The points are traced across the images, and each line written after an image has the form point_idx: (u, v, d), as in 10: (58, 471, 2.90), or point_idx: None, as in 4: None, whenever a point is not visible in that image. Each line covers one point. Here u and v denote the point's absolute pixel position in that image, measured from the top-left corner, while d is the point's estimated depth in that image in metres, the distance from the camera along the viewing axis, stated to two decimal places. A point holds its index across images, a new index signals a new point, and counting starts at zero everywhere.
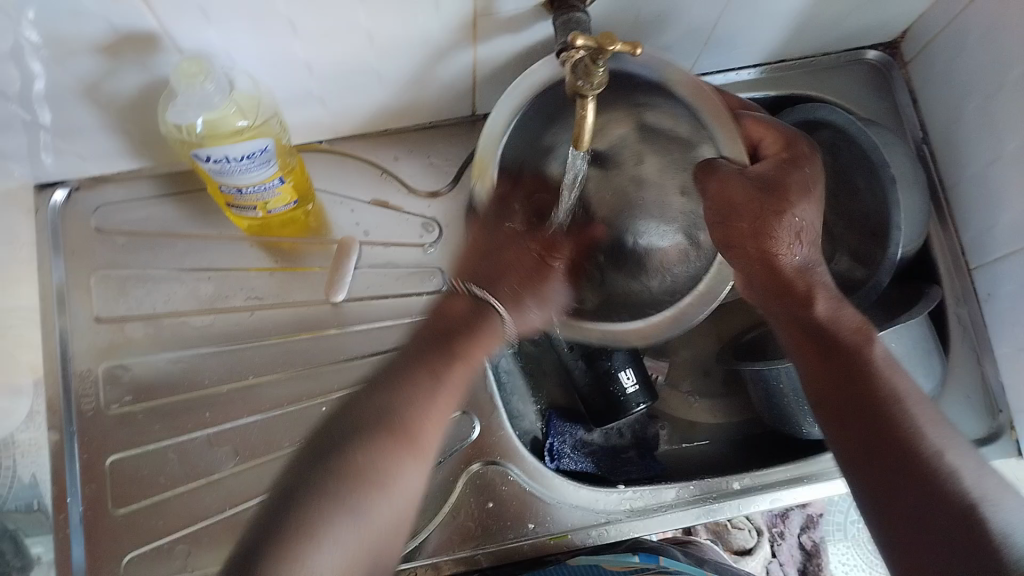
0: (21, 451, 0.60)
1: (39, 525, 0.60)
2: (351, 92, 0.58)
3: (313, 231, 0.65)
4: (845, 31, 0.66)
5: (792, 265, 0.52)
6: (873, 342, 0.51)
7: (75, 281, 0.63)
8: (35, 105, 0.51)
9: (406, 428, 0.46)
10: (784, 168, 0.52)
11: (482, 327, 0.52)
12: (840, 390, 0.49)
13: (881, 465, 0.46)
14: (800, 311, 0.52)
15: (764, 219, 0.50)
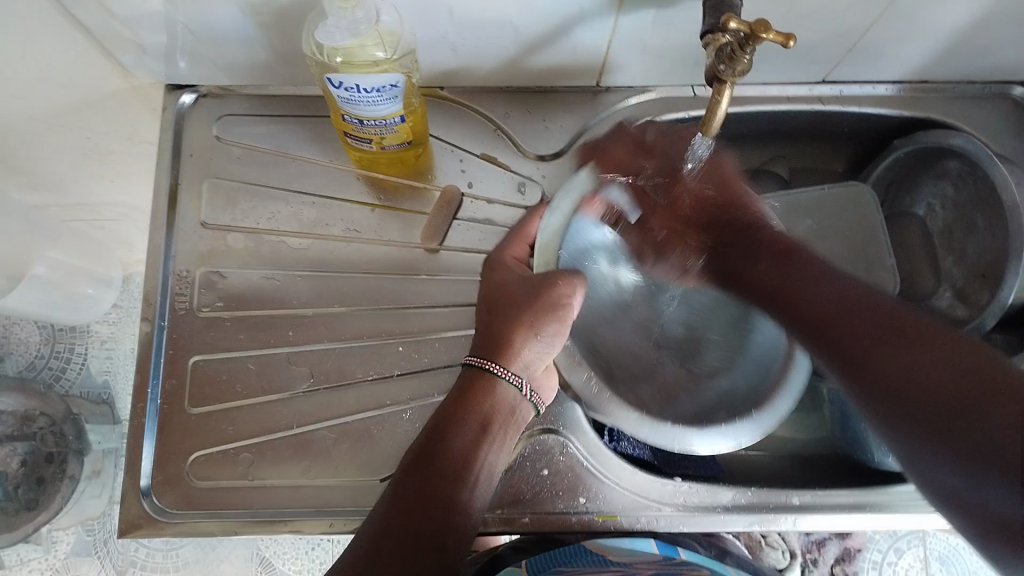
0: (93, 341, 0.67)
1: (104, 415, 0.67)
2: (484, 41, 0.58)
3: (418, 175, 0.66)
4: (998, 62, 0.63)
5: (691, 197, 0.61)
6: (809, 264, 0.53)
7: (188, 184, 0.66)
8: (185, 4, 0.53)
9: (425, 475, 0.47)
10: (667, 138, 0.60)
11: (480, 389, 0.51)
12: (924, 394, 0.41)
13: (905, 390, 0.42)
14: (798, 304, 0.51)
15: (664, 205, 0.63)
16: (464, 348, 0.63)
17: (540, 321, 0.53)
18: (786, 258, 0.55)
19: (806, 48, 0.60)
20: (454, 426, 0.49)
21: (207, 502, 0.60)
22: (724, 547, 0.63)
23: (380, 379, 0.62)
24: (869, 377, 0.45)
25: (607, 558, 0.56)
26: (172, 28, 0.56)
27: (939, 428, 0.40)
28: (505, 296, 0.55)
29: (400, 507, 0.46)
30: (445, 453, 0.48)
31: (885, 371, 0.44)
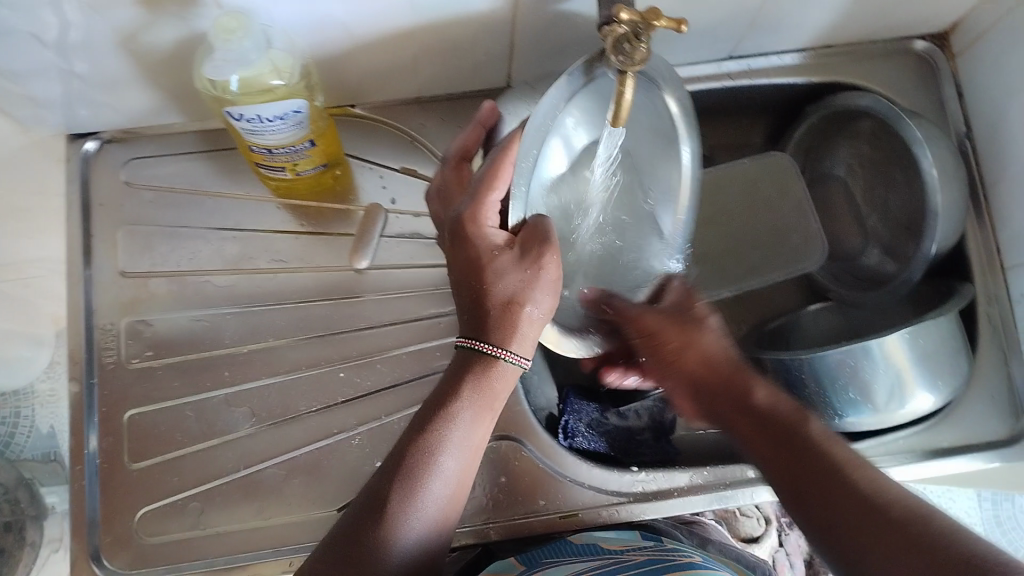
0: (39, 401, 0.64)
1: (55, 475, 0.64)
2: (386, 54, 0.57)
3: (339, 196, 0.65)
4: (896, 19, 0.65)
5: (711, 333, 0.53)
6: (808, 421, 0.48)
7: (102, 234, 0.64)
8: (70, 52, 0.51)
9: (422, 452, 0.45)
10: (688, 304, 0.55)
11: (485, 373, 0.47)
12: (814, 488, 0.44)
13: (829, 502, 0.43)
14: (785, 438, 0.47)
15: (682, 331, 0.53)
16: (406, 365, 0.62)
17: (534, 288, 0.47)
18: (790, 425, 0.48)
19: (709, 26, 0.60)
20: (460, 407, 0.47)
21: (161, 556, 0.58)
22: (706, 537, 0.63)
23: (324, 409, 0.61)
24: (817, 503, 0.44)
25: (598, 546, 0.56)
26: (64, 78, 0.54)
27: (837, 535, 0.42)
28: (495, 274, 0.46)
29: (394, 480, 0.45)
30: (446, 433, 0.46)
31: (831, 504, 0.43)
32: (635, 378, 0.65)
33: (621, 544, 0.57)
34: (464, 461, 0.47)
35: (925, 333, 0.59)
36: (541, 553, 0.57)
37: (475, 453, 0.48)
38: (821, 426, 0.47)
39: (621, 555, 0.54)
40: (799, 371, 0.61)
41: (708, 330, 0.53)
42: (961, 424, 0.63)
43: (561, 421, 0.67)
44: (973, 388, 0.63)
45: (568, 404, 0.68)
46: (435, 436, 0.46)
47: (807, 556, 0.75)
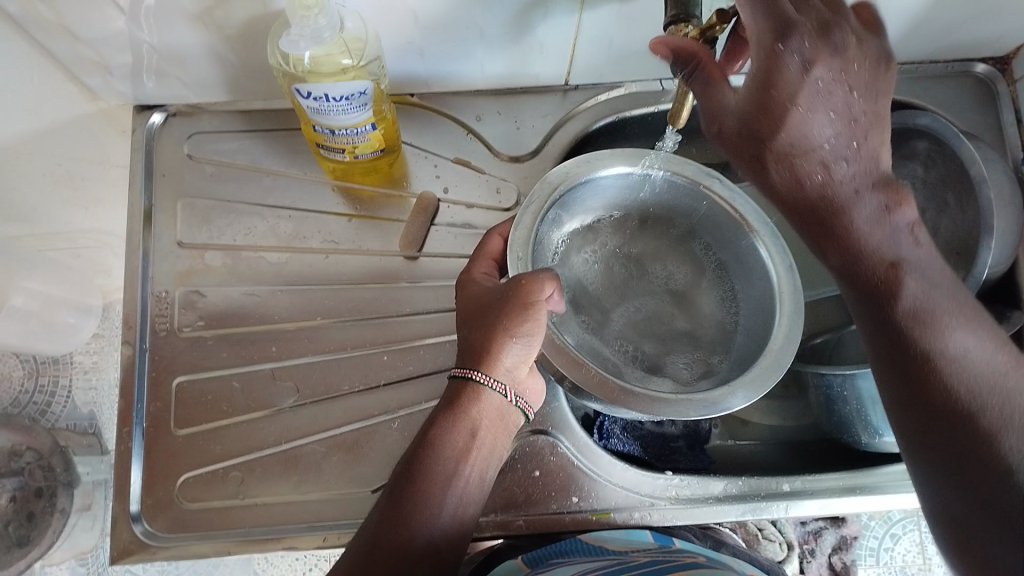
0: (77, 372, 0.70)
1: (91, 447, 0.69)
2: (451, 45, 0.58)
3: (394, 183, 0.66)
4: (959, 40, 0.64)
5: (805, 176, 0.45)
6: (903, 281, 0.45)
7: (163, 205, 0.65)
8: (149, 22, 0.53)
9: (423, 469, 0.48)
10: (795, 83, 0.41)
11: (471, 396, 0.50)
12: (891, 370, 0.45)
13: (932, 418, 0.43)
14: (886, 323, 0.45)
15: (762, 143, 0.44)
16: (449, 353, 0.63)
17: (506, 318, 0.49)
18: (882, 293, 0.45)
19: None
20: (444, 436, 0.49)
21: (199, 523, 0.59)
22: (720, 538, 0.64)
23: (365, 390, 0.62)
24: (915, 407, 0.44)
25: (603, 547, 0.56)
26: (137, 48, 0.56)
27: (943, 447, 0.42)
28: (479, 311, 0.51)
29: (399, 496, 0.47)
30: (443, 450, 0.49)
31: (933, 412, 0.43)
32: None
33: (626, 547, 0.56)
34: (455, 480, 0.49)
35: None
36: (545, 551, 0.57)
37: (458, 491, 0.49)
38: (913, 298, 0.45)
39: (624, 557, 0.54)
40: (841, 387, 0.61)
41: (796, 123, 0.42)
42: None
43: (596, 421, 0.68)
44: None
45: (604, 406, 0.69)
46: (431, 454, 0.49)
47: None
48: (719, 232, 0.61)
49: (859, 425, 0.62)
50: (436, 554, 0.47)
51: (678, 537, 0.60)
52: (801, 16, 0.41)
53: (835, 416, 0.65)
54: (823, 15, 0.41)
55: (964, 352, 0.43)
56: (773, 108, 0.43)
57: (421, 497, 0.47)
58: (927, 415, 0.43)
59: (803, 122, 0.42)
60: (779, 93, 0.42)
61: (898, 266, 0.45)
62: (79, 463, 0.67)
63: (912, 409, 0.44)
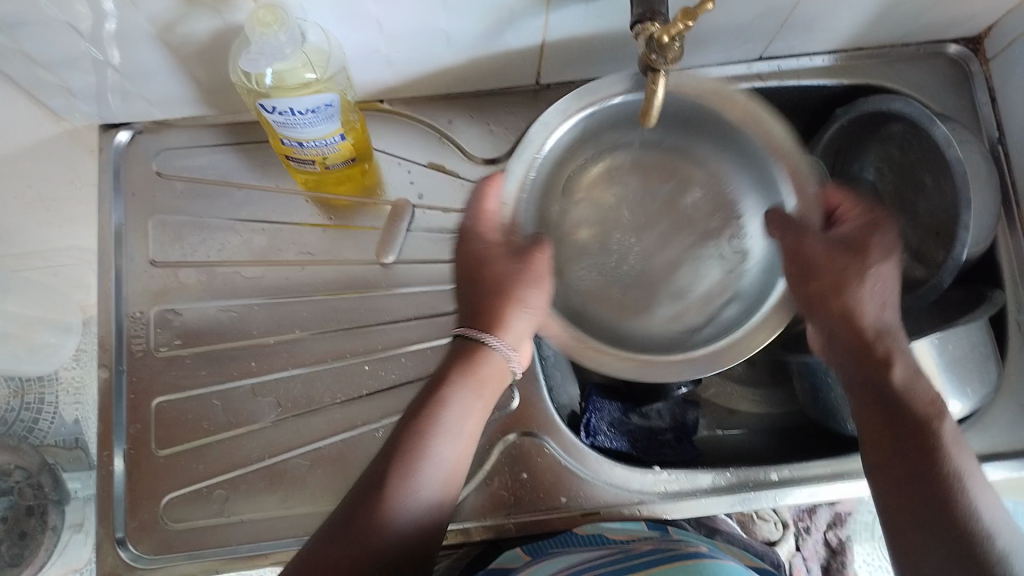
0: (62, 388, 0.66)
1: (78, 462, 0.66)
2: (418, 50, 0.57)
3: (368, 191, 0.65)
4: (930, 22, 0.64)
5: (871, 323, 0.52)
6: (942, 417, 0.49)
7: (134, 223, 0.64)
8: (109, 44, 0.52)
9: (424, 435, 0.50)
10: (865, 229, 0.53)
11: (480, 362, 0.52)
12: (903, 493, 0.48)
13: (934, 534, 0.46)
14: (922, 449, 0.48)
15: (845, 278, 0.52)
16: (430, 361, 0.62)
17: (522, 282, 0.53)
18: (923, 424, 0.48)
19: (741, 26, 0.60)
20: (449, 400, 0.51)
21: (186, 543, 0.59)
22: (714, 524, 0.67)
23: (349, 401, 0.61)
24: (918, 515, 0.47)
25: (603, 536, 0.58)
26: (98, 69, 0.55)
27: (940, 562, 0.45)
28: (490, 272, 0.53)
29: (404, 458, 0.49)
30: (445, 416, 0.51)
31: (937, 527, 0.46)
32: None
33: (626, 535, 0.58)
34: (457, 448, 0.51)
35: (954, 338, 0.59)
36: (543, 543, 0.59)
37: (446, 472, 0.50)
38: (948, 431, 0.48)
39: (627, 546, 0.55)
40: (825, 373, 0.61)
41: (873, 272, 0.52)
42: (989, 430, 0.62)
43: (583, 419, 0.67)
44: (1000, 397, 0.63)
45: (589, 402, 0.68)
46: (430, 421, 0.50)
47: (824, 560, 0.80)
48: (719, 148, 0.57)
49: (845, 413, 0.62)
50: (427, 521, 0.49)
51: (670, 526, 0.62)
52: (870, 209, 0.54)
53: (819, 402, 0.65)
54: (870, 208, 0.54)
55: (972, 481, 0.47)
56: (863, 257, 0.52)
57: (423, 459, 0.49)
58: (946, 534, 0.45)
59: (876, 274, 0.52)
60: (867, 244, 0.53)
61: (938, 404, 0.50)
62: (69, 480, 0.66)
63: (915, 520, 0.47)
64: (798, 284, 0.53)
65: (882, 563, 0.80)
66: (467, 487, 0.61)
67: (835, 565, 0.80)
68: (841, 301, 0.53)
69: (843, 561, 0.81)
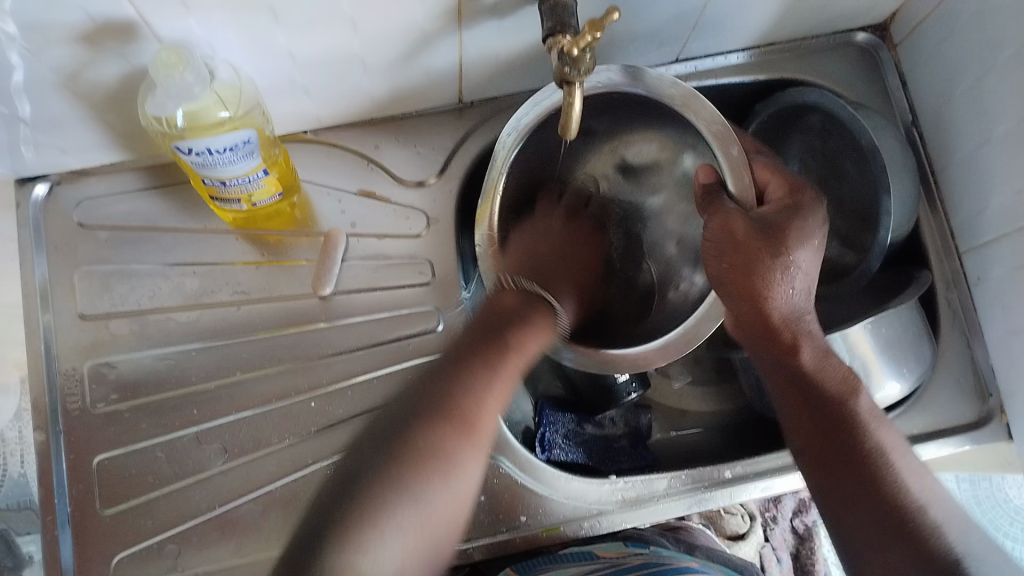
0: (9, 449, 0.62)
1: (30, 522, 0.61)
2: (336, 80, 0.57)
3: (300, 223, 0.64)
4: (836, 13, 0.66)
5: (782, 306, 0.51)
6: (857, 393, 0.51)
7: (59, 277, 0.62)
8: (15, 98, 0.50)
9: (465, 418, 0.49)
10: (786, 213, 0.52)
11: (528, 323, 0.55)
12: (830, 473, 0.50)
13: (864, 508, 0.48)
14: (844, 424, 0.50)
15: (758, 259, 0.50)
16: (378, 390, 0.62)
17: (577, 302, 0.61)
18: (842, 402, 0.51)
19: (655, 31, 0.61)
20: (488, 360, 0.51)
21: None
22: (692, 543, 0.66)
23: (297, 440, 0.60)
24: (845, 488, 0.49)
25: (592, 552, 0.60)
26: (6, 123, 0.53)
27: (880, 539, 0.47)
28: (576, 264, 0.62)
29: (457, 419, 0.48)
30: (479, 371, 0.51)
31: (864, 501, 0.48)
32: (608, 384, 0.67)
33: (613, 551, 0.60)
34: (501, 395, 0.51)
35: (887, 322, 0.61)
36: (536, 560, 0.61)
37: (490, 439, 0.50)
38: (865, 404, 0.51)
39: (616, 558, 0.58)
40: None
41: (792, 256, 0.50)
42: (932, 405, 0.64)
43: (537, 434, 0.67)
44: (939, 372, 0.65)
45: (543, 417, 0.68)
46: (472, 402, 0.49)
47: (794, 548, 0.82)
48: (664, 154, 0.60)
49: None
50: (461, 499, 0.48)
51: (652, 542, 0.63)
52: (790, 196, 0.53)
53: (765, 396, 0.66)
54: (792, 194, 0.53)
55: (894, 451, 0.50)
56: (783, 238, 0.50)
57: (478, 419, 0.49)
58: (877, 510, 0.48)
59: (796, 257, 0.50)
60: (787, 230, 0.51)
61: (854, 379, 0.52)
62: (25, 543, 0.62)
63: (846, 494, 0.49)
64: (712, 264, 0.53)
65: None
66: None
67: (805, 551, 0.82)
68: (756, 283, 0.51)
69: (812, 547, 0.82)
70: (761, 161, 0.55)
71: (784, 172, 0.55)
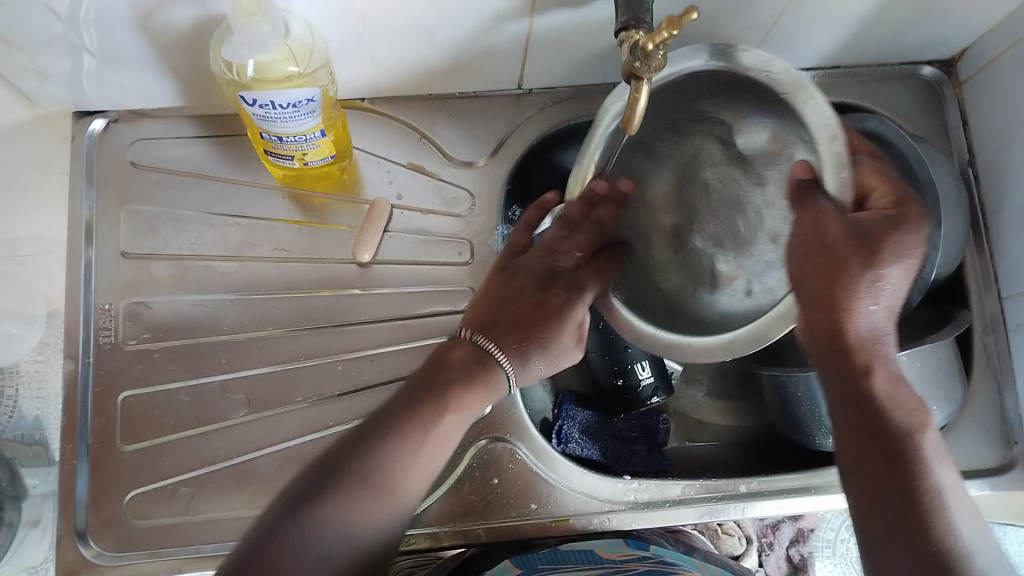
0: (25, 381, 0.60)
1: (40, 458, 0.59)
2: (400, 49, 0.57)
3: (346, 189, 0.64)
4: (905, 43, 0.65)
5: (864, 319, 0.48)
6: (926, 428, 0.47)
7: (106, 213, 0.63)
8: (87, 29, 0.51)
9: (379, 474, 0.46)
10: (887, 221, 0.48)
11: (483, 378, 0.53)
12: (879, 507, 0.46)
13: (908, 551, 0.44)
14: (900, 456, 0.46)
15: (848, 265, 0.47)
16: (407, 361, 0.62)
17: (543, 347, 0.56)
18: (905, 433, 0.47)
19: (723, 39, 0.61)
20: (429, 411, 0.49)
21: (148, 541, 0.58)
22: (690, 544, 0.65)
23: (319, 402, 0.61)
24: (891, 524, 0.45)
25: (593, 554, 0.58)
26: (75, 53, 0.54)
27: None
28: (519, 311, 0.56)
29: (374, 479, 0.45)
30: (412, 436, 0.48)
31: (904, 536, 0.44)
32: (631, 385, 0.67)
33: (616, 554, 0.58)
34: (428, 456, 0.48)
35: (922, 357, 0.60)
36: (534, 555, 0.58)
37: (410, 499, 0.47)
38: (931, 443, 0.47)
39: (621, 567, 0.55)
40: (794, 388, 0.62)
41: (883, 269, 0.47)
42: (955, 447, 0.64)
43: (555, 426, 0.67)
44: (966, 414, 0.64)
45: (563, 408, 0.68)
46: (392, 460, 0.46)
47: None
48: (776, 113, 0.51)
49: (814, 427, 0.63)
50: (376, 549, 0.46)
51: (654, 543, 0.61)
52: (892, 205, 0.49)
53: (790, 417, 0.65)
54: (895, 198, 0.49)
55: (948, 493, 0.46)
56: (879, 250, 0.47)
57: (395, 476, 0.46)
58: (922, 557, 0.43)
59: (887, 269, 0.47)
60: (885, 244, 0.47)
61: (924, 413, 0.48)
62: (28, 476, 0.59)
63: (889, 533, 0.45)
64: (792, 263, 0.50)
65: None
66: (435, 492, 0.61)
67: None
68: (839, 287, 0.48)
69: None
70: (869, 163, 0.50)
71: (892, 177, 0.50)
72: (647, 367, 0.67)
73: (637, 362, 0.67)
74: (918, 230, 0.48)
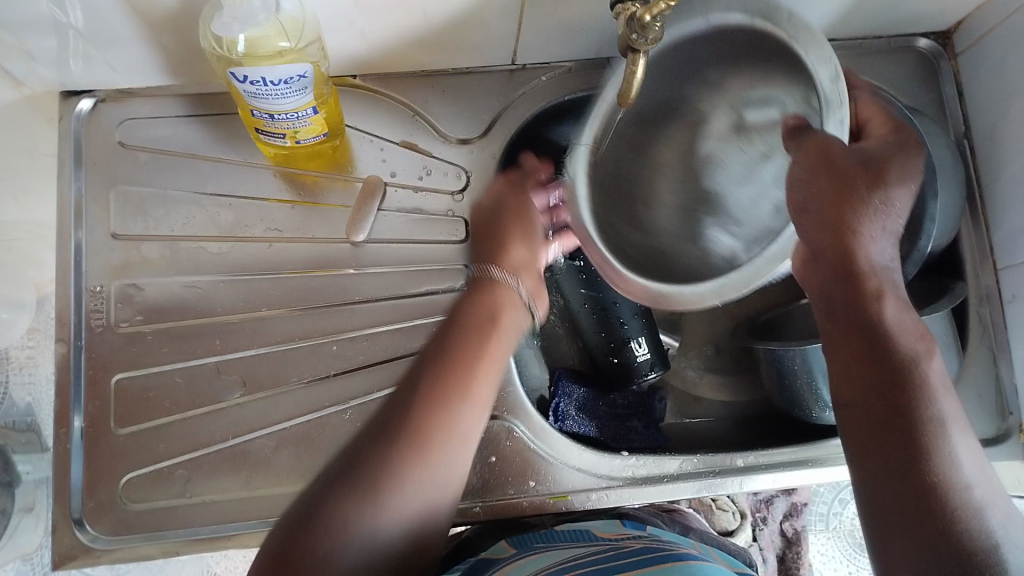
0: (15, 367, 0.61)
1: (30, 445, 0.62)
2: (393, 25, 0.56)
3: (337, 167, 0.64)
4: (902, 15, 0.65)
5: (869, 246, 0.48)
6: (930, 354, 0.47)
7: (95, 195, 0.62)
8: (71, 7, 0.50)
9: (407, 438, 0.49)
10: (890, 150, 0.50)
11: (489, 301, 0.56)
12: (876, 438, 0.46)
13: (904, 487, 0.45)
14: (901, 386, 0.46)
15: (857, 189, 0.48)
16: (404, 340, 0.62)
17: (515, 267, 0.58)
18: (908, 363, 0.47)
19: None
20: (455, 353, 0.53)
21: (146, 524, 0.58)
22: (686, 523, 0.66)
23: (315, 382, 0.61)
24: (885, 457, 0.46)
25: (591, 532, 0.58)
26: (60, 32, 0.53)
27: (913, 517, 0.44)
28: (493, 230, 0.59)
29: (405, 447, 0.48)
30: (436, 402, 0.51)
31: (898, 471, 0.45)
32: (627, 361, 0.65)
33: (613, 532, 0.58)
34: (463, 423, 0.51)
35: None
36: (530, 535, 0.59)
37: (449, 466, 0.50)
38: (933, 370, 0.47)
39: (617, 543, 0.55)
40: (791, 361, 0.61)
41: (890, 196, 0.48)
42: None
43: (551, 404, 0.67)
44: (961, 386, 0.65)
45: (559, 387, 0.68)
46: (417, 421, 0.49)
47: (779, 551, 0.82)
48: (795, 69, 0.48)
49: (810, 400, 0.63)
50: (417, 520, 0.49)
51: (651, 523, 0.61)
52: (896, 139, 0.51)
53: (786, 391, 0.65)
54: (899, 137, 0.51)
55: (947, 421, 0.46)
56: (886, 177, 0.49)
57: (424, 444, 0.49)
58: (918, 484, 0.44)
59: (892, 197, 0.49)
60: (891, 172, 0.49)
61: (929, 340, 0.48)
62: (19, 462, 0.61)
63: (887, 469, 0.45)
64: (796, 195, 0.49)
65: (835, 554, 0.81)
66: None
67: (789, 555, 0.82)
68: (847, 213, 0.48)
69: (798, 551, 0.82)
70: (869, 100, 0.53)
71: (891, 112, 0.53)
72: (643, 343, 0.66)
73: (634, 339, 0.65)
74: (915, 159, 0.50)
